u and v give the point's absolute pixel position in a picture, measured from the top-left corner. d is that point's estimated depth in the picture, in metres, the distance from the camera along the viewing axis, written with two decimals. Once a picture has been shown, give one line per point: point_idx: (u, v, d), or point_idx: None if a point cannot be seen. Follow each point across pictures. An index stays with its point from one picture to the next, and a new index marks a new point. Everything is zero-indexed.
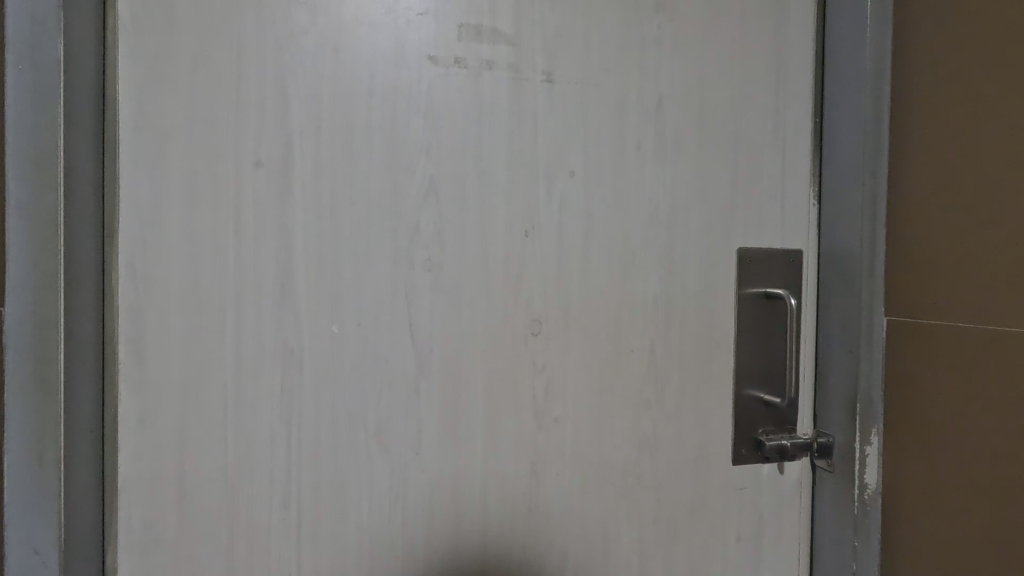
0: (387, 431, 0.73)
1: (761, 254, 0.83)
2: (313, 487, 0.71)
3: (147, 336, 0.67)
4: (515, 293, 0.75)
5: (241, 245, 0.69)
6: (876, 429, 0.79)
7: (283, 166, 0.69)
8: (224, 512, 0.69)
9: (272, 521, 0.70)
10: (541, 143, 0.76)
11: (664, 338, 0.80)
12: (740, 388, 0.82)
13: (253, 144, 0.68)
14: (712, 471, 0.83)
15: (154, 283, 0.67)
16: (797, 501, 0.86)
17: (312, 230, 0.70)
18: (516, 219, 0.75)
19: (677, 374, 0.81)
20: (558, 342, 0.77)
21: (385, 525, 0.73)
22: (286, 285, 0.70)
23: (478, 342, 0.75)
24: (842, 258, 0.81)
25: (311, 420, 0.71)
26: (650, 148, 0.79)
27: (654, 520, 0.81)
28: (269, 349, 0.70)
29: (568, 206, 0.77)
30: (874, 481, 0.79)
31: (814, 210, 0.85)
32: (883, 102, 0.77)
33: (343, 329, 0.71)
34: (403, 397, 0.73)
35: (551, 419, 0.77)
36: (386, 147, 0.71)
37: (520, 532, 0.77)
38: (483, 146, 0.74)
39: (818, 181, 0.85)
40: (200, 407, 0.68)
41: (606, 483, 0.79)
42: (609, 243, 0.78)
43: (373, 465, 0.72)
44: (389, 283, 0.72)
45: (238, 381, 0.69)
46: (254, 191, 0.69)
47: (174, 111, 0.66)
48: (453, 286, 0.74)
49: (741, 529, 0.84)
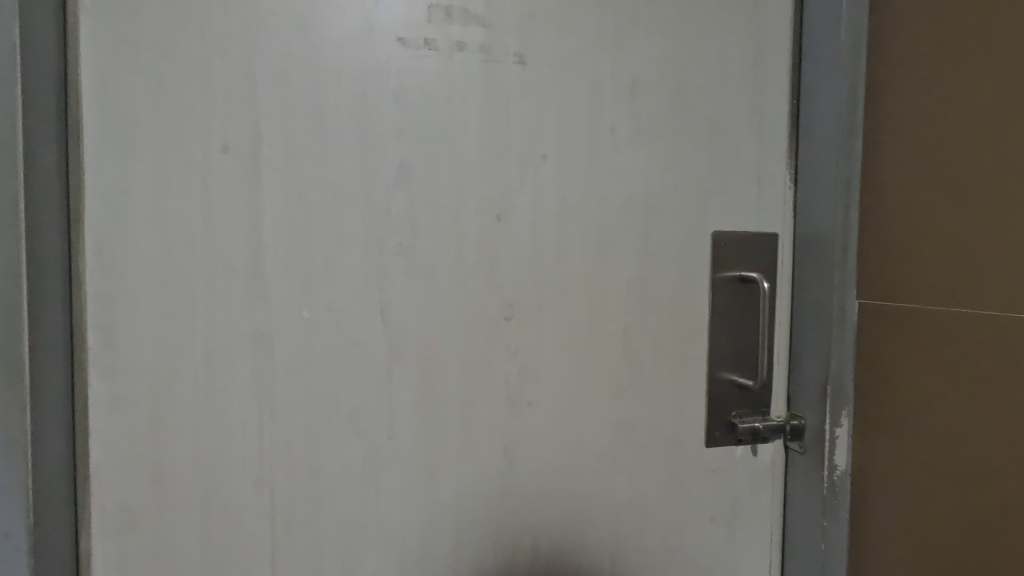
0: (362, 414, 0.73)
1: (735, 239, 0.83)
2: (287, 471, 0.72)
3: (116, 323, 0.66)
4: (488, 279, 0.75)
5: (211, 231, 0.68)
6: (847, 412, 0.79)
7: (252, 151, 0.69)
8: (199, 495, 0.69)
9: (248, 505, 0.71)
10: (514, 126, 0.75)
11: (639, 321, 0.80)
12: (715, 371, 0.83)
13: (221, 127, 0.68)
14: (685, 454, 0.83)
15: (121, 268, 0.66)
16: (771, 482, 0.86)
17: (283, 215, 0.70)
18: (489, 204, 0.75)
19: (652, 357, 0.81)
20: (531, 326, 0.77)
21: (361, 507, 0.74)
22: (257, 270, 0.69)
23: (450, 326, 0.75)
24: (817, 241, 0.81)
25: (285, 404, 0.71)
26: (625, 132, 0.78)
27: (628, 501, 0.82)
28: (241, 335, 0.70)
29: (542, 191, 0.76)
30: (843, 462, 0.80)
31: (789, 193, 0.84)
32: (857, 83, 0.77)
33: (315, 314, 0.71)
34: (376, 381, 0.73)
35: (524, 402, 0.77)
36: (356, 131, 0.71)
37: (495, 514, 0.78)
38: (455, 129, 0.73)
39: (793, 164, 0.84)
40: (172, 391, 0.68)
41: (579, 466, 0.80)
42: (583, 226, 0.78)
43: (347, 449, 0.73)
44: (361, 268, 0.72)
45: (210, 367, 0.69)
46: (223, 174, 0.68)
47: (139, 93, 0.66)
48: (426, 271, 0.74)
49: (715, 510, 0.85)
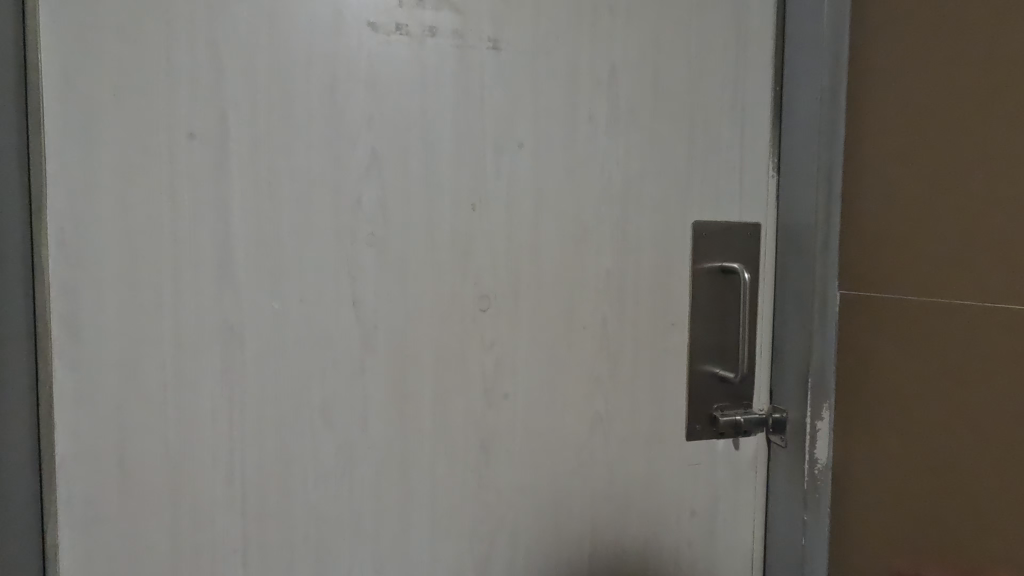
0: (334, 407, 0.72)
1: (717, 229, 0.81)
2: (258, 464, 0.71)
3: (81, 314, 0.65)
4: (463, 269, 0.74)
5: (177, 220, 0.67)
6: (829, 404, 0.78)
7: (219, 139, 0.67)
8: (168, 488, 0.69)
9: (218, 498, 0.70)
10: (488, 114, 0.73)
11: (618, 313, 0.79)
12: (696, 363, 0.82)
13: (187, 115, 0.66)
14: (664, 448, 0.82)
15: (86, 258, 0.65)
16: (753, 476, 0.85)
17: (251, 204, 0.68)
18: (463, 193, 0.73)
19: (630, 348, 0.80)
20: (506, 318, 0.76)
21: (334, 501, 0.73)
22: (226, 260, 0.68)
23: (424, 318, 0.74)
24: (799, 231, 0.79)
25: (255, 397, 0.70)
26: (604, 120, 0.77)
27: (606, 495, 0.81)
28: (209, 326, 0.68)
29: (518, 180, 0.75)
30: (824, 456, 0.79)
31: (772, 182, 0.83)
32: (839, 69, 0.75)
33: (285, 305, 0.70)
34: (348, 373, 0.72)
35: (500, 395, 0.76)
36: (325, 118, 0.69)
37: (471, 508, 0.77)
38: (427, 117, 0.72)
39: (777, 152, 0.82)
40: (139, 383, 0.67)
41: (557, 460, 0.79)
42: (560, 216, 0.76)
43: (319, 442, 0.72)
44: (332, 259, 0.71)
45: (178, 358, 0.68)
46: (189, 163, 0.67)
47: (102, 80, 0.64)
48: (399, 261, 0.72)
49: (696, 504, 0.84)
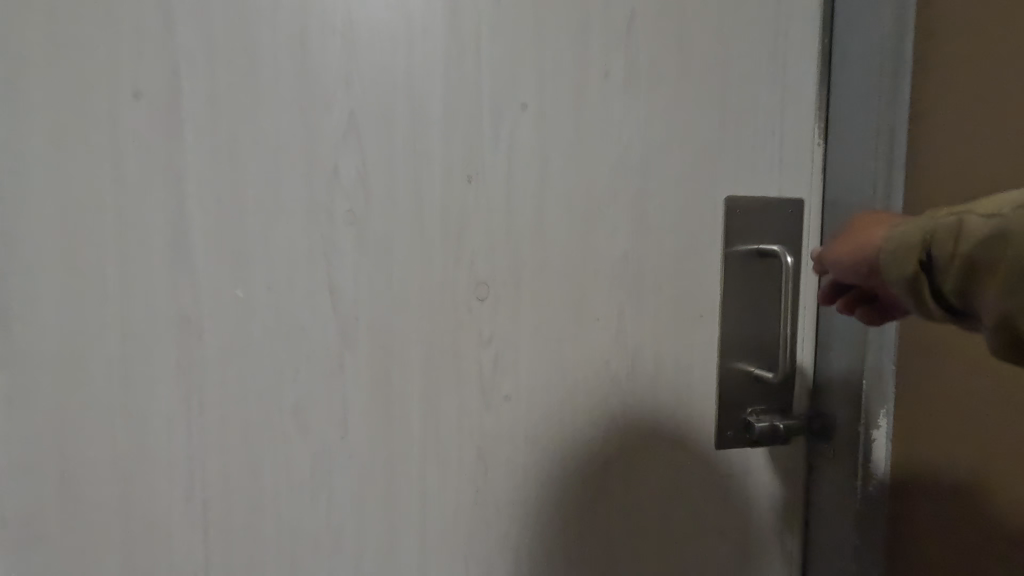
0: (308, 411, 0.63)
1: (753, 206, 0.70)
2: (222, 476, 0.62)
3: (8, 303, 0.56)
4: (455, 252, 0.64)
5: (122, 194, 0.57)
6: (886, 411, 0.71)
7: (170, 99, 0.57)
8: (118, 502, 0.60)
9: (176, 515, 0.61)
10: (485, 70, 0.63)
11: (636, 303, 0.68)
12: (728, 361, 0.71)
13: (131, 69, 0.56)
14: (688, 457, 0.72)
15: (12, 237, 0.55)
16: (790, 488, 0.77)
17: (209, 176, 0.59)
18: (456, 163, 0.63)
19: (651, 344, 0.69)
20: (507, 309, 0.65)
21: (309, 518, 0.64)
22: (180, 241, 0.59)
23: (411, 309, 0.64)
24: (851, 207, 0.70)
25: (216, 399, 0.61)
26: (621, 77, 0.66)
27: (622, 511, 0.71)
28: (162, 317, 0.59)
29: (520, 148, 0.64)
30: (881, 468, 0.71)
31: (818, 152, 0.73)
32: (905, 17, 0.67)
33: (250, 293, 0.60)
34: (324, 372, 0.62)
35: (500, 397, 0.66)
36: (294, 74, 0.59)
37: (465, 527, 0.67)
38: (414, 72, 0.62)
39: (823, 116, 0.73)
40: (80, 383, 0.58)
41: (565, 470, 0.69)
42: (570, 190, 0.66)
43: (292, 449, 0.63)
44: (304, 241, 0.61)
45: (126, 355, 0.59)
46: (135, 127, 0.57)
47: (27, 26, 0.54)
48: (382, 243, 0.62)
49: (725, 522, 0.74)
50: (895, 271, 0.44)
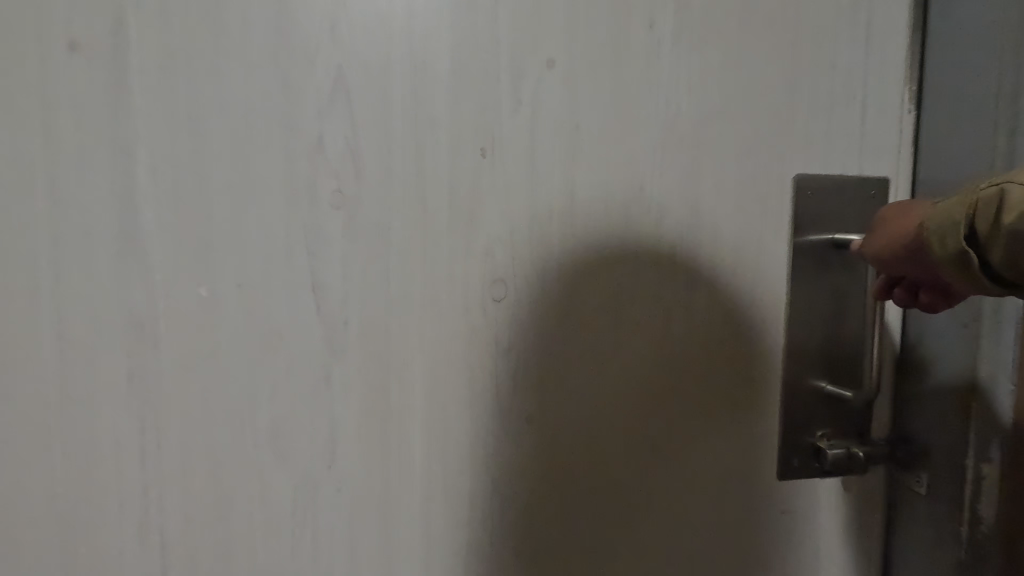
0: (288, 433, 0.52)
1: (830, 188, 0.58)
2: (184, 512, 0.51)
3: None
4: (466, 242, 0.53)
5: (55, 168, 0.46)
6: (1000, 442, 0.56)
7: (115, 51, 0.46)
8: (57, 545, 0.49)
9: (128, 559, 0.51)
10: (503, 18, 0.51)
11: (684, 303, 0.58)
12: (795, 375, 0.59)
13: (65, 14, 0.46)
14: (734, 481, 0.61)
15: None
16: (864, 525, 0.65)
17: (164, 147, 0.48)
18: (467, 133, 0.52)
19: (700, 351, 0.59)
20: (529, 311, 0.55)
21: (291, 560, 0.53)
22: (128, 227, 0.48)
23: (413, 310, 0.53)
24: (949, 187, 0.58)
25: (176, 420, 0.50)
26: (669, 30, 0.54)
27: (664, 548, 0.60)
28: (108, 321, 0.48)
29: (545, 114, 0.53)
30: (991, 514, 0.56)
31: (909, 120, 0.61)
32: None
33: (216, 292, 0.50)
34: (307, 387, 0.52)
35: (520, 415, 0.56)
36: (269, 22, 0.48)
37: (478, 568, 0.57)
38: (416, 20, 0.50)
39: (917, 77, 0.60)
40: (8, 402, 0.47)
41: (590, 495, 0.58)
42: (605, 167, 0.55)
43: (270, 480, 0.52)
44: (282, 227, 0.50)
45: (63, 367, 0.48)
46: (71, 86, 0.46)
47: None
48: (377, 231, 0.51)
49: (788, 563, 0.64)
50: (941, 246, 0.40)
